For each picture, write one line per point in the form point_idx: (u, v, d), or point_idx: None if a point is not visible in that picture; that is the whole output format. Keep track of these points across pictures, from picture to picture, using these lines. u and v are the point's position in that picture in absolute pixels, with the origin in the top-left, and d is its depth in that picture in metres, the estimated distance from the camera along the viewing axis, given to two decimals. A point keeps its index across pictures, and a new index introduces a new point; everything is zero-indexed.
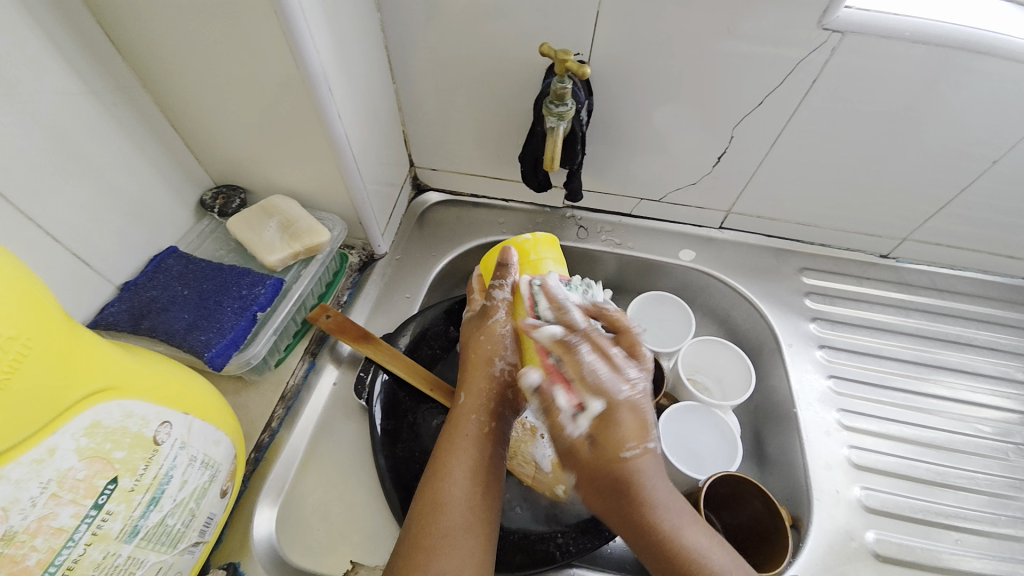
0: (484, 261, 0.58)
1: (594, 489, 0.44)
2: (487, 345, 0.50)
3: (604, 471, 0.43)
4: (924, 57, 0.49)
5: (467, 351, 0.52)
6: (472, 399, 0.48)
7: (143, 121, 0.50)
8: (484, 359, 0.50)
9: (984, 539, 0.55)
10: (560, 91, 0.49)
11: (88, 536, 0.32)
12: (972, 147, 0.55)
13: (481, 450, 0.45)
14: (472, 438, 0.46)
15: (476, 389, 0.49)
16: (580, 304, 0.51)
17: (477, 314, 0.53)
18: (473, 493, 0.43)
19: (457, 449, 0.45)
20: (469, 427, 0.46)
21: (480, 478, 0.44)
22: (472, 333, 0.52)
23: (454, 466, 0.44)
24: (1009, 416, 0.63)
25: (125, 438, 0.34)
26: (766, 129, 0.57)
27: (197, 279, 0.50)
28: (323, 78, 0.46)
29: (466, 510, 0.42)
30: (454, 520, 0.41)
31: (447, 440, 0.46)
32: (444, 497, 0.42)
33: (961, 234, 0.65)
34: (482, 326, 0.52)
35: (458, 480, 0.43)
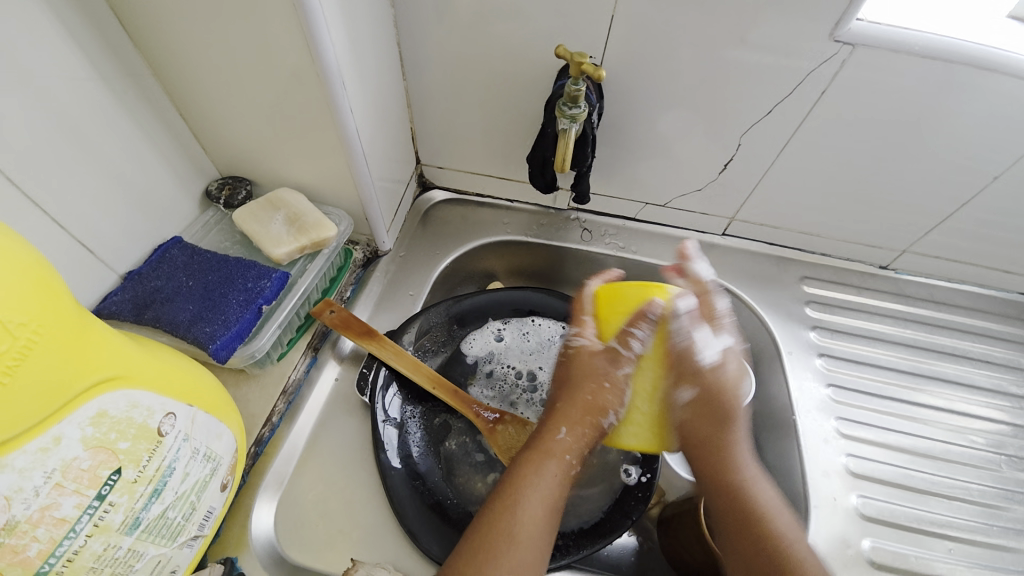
0: (607, 289, 0.51)
1: (705, 420, 0.50)
2: (591, 385, 0.49)
3: (717, 401, 0.51)
4: (932, 72, 0.49)
5: (574, 381, 0.51)
6: (569, 437, 0.47)
7: (152, 109, 0.49)
8: (592, 404, 0.49)
9: (977, 549, 0.56)
10: (574, 94, 0.49)
11: (90, 527, 0.32)
12: (974, 162, 0.56)
13: (561, 489, 0.45)
14: (555, 477, 0.45)
15: (576, 427, 0.48)
16: (682, 308, 0.48)
17: (597, 352, 0.51)
18: (542, 533, 0.43)
19: (537, 483, 0.44)
20: (557, 465, 0.46)
21: (551, 519, 0.43)
22: (588, 370, 0.50)
23: (532, 504, 0.43)
24: (1002, 428, 0.64)
25: (130, 429, 0.33)
26: (773, 138, 0.58)
27: (202, 269, 0.50)
28: (337, 71, 0.46)
29: (533, 549, 0.42)
30: (522, 556, 0.41)
31: (530, 471, 0.45)
32: (518, 532, 0.42)
33: (960, 248, 0.66)
34: (601, 371, 0.50)
35: (532, 516, 0.43)
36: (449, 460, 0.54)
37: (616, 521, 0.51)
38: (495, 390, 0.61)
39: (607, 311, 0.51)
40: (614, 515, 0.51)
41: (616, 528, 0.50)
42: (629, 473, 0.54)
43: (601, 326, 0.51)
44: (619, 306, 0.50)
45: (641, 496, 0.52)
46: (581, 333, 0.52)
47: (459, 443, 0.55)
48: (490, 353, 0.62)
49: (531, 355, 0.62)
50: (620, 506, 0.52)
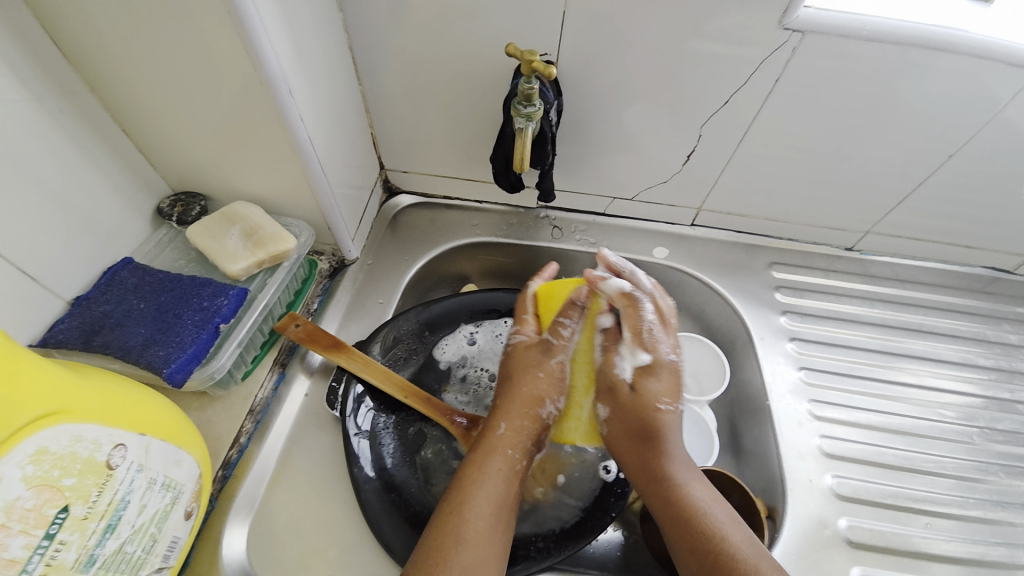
0: (544, 285, 0.57)
1: (627, 443, 0.50)
2: (528, 378, 0.52)
3: (637, 415, 0.50)
4: (882, 54, 0.50)
5: (511, 376, 0.53)
6: (506, 431, 0.49)
7: (92, 126, 0.47)
8: (534, 396, 0.51)
9: (952, 521, 0.57)
10: (528, 92, 0.49)
11: (41, 568, 0.30)
12: (928, 141, 0.57)
13: (506, 484, 0.46)
14: (499, 472, 0.46)
15: (514, 421, 0.50)
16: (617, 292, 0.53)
17: (531, 345, 0.54)
18: (492, 531, 0.43)
19: (481, 482, 0.45)
20: (500, 461, 0.47)
21: (502, 515, 0.44)
22: (528, 363, 0.53)
23: (478, 502, 0.44)
24: (971, 400, 0.65)
25: (76, 463, 0.32)
26: (734, 127, 0.58)
27: (155, 290, 0.48)
28: (283, 80, 0.44)
29: (486, 547, 0.42)
30: (473, 555, 0.41)
31: (473, 471, 0.46)
32: (465, 532, 0.42)
33: (920, 226, 0.67)
34: (541, 362, 0.53)
35: (478, 515, 0.43)
36: (426, 469, 0.53)
37: (596, 518, 0.51)
38: (470, 395, 0.59)
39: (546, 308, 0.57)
40: (595, 512, 0.51)
41: (597, 526, 0.50)
42: (608, 470, 0.54)
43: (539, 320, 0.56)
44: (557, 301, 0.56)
45: (619, 492, 0.52)
46: (520, 330, 0.56)
47: (436, 452, 0.54)
48: (463, 358, 0.61)
49: None
50: (600, 504, 0.51)
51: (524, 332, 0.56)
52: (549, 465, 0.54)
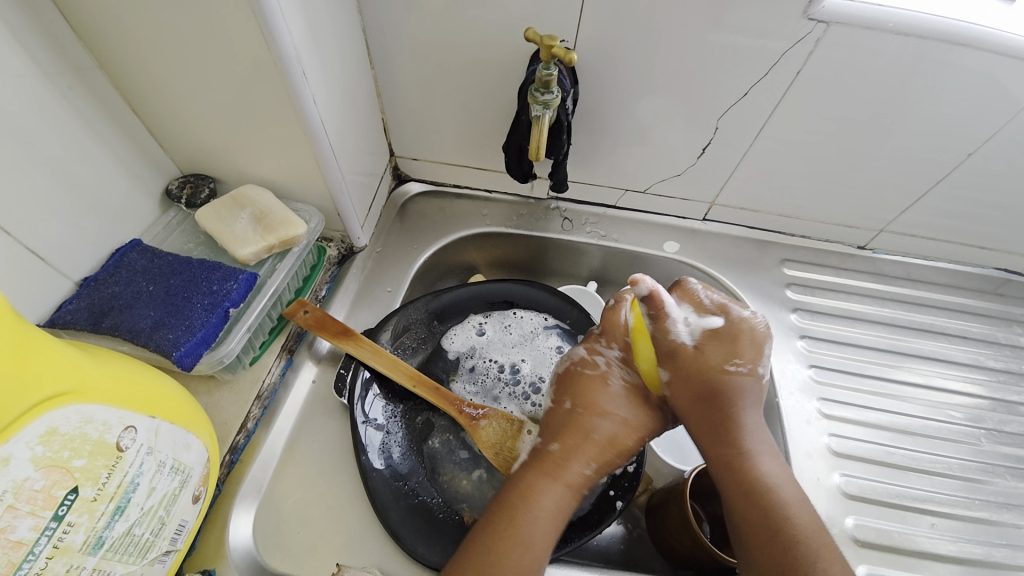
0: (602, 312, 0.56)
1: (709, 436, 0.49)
2: (610, 419, 0.51)
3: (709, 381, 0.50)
4: (906, 49, 0.49)
5: (590, 410, 0.51)
6: (576, 460, 0.48)
7: (101, 105, 0.46)
8: (585, 432, 0.50)
9: (957, 522, 0.57)
10: (546, 79, 0.48)
11: (49, 550, 0.30)
12: (947, 139, 0.56)
13: (556, 504, 0.46)
14: (561, 491, 0.47)
15: (588, 451, 0.49)
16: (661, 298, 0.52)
17: (620, 387, 0.53)
18: (553, 543, 0.44)
19: (546, 498, 0.46)
20: (565, 482, 0.47)
21: (563, 534, 0.45)
22: (605, 400, 0.52)
23: (533, 512, 0.45)
24: (980, 402, 0.65)
25: (85, 445, 0.31)
26: (751, 120, 0.57)
27: (164, 273, 0.47)
28: (297, 61, 0.44)
29: (545, 559, 0.43)
30: (523, 558, 0.42)
31: (536, 485, 0.46)
32: (527, 540, 0.43)
33: (935, 226, 0.66)
34: (597, 405, 0.51)
35: (542, 527, 0.44)
36: (433, 458, 0.53)
37: (603, 511, 0.50)
38: (478, 386, 0.59)
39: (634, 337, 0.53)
40: (601, 505, 0.51)
41: (604, 519, 0.50)
42: None
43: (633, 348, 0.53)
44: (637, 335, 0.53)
45: (627, 486, 0.52)
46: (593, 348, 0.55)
47: (444, 441, 0.54)
48: (471, 348, 0.61)
49: (513, 347, 0.61)
50: (606, 497, 0.51)
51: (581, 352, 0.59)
52: None
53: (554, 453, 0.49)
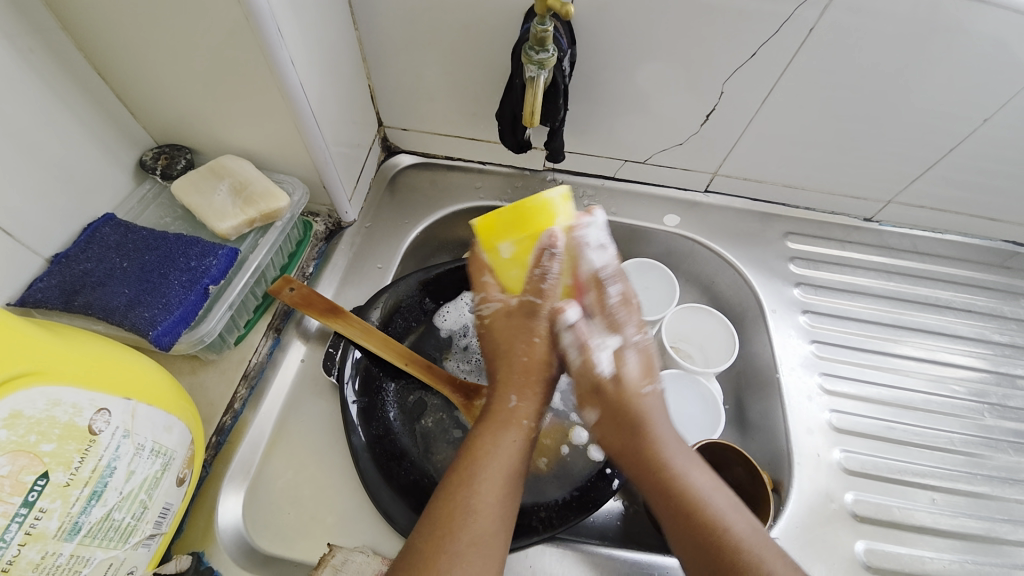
0: (480, 227, 0.45)
1: (612, 429, 0.46)
2: (522, 347, 0.47)
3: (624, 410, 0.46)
4: (929, 7, 0.46)
5: (499, 352, 0.48)
6: (529, 401, 0.45)
7: (66, 69, 0.43)
8: (531, 361, 0.47)
9: (958, 497, 0.57)
10: (541, 36, 0.44)
11: (21, 537, 0.29)
12: (962, 106, 0.53)
13: (522, 457, 0.43)
14: (514, 444, 0.43)
15: (524, 391, 0.46)
16: (591, 266, 0.48)
17: (510, 311, 0.49)
18: (504, 503, 0.40)
19: (494, 454, 0.42)
20: (515, 432, 0.44)
21: (513, 485, 0.41)
22: (509, 333, 0.48)
23: (489, 473, 0.40)
24: (983, 376, 0.64)
25: (53, 429, 0.30)
26: (758, 86, 0.54)
27: (139, 249, 0.45)
28: (271, 18, 0.40)
29: (497, 522, 0.39)
30: (481, 527, 0.38)
31: (486, 442, 0.42)
32: (474, 503, 0.39)
33: (945, 197, 0.64)
34: (528, 331, 0.47)
35: (491, 490, 0.40)
36: (426, 438, 0.52)
37: (600, 489, 0.50)
38: (472, 364, 0.58)
39: (500, 266, 0.47)
40: (598, 483, 0.50)
41: (601, 496, 0.49)
42: None
43: (501, 279, 0.48)
44: (512, 255, 0.46)
45: None
46: (487, 296, 0.50)
47: (437, 421, 0.53)
48: (465, 327, 0.59)
49: None
50: (603, 475, 0.51)
51: (494, 299, 0.49)
52: (555, 435, 0.54)
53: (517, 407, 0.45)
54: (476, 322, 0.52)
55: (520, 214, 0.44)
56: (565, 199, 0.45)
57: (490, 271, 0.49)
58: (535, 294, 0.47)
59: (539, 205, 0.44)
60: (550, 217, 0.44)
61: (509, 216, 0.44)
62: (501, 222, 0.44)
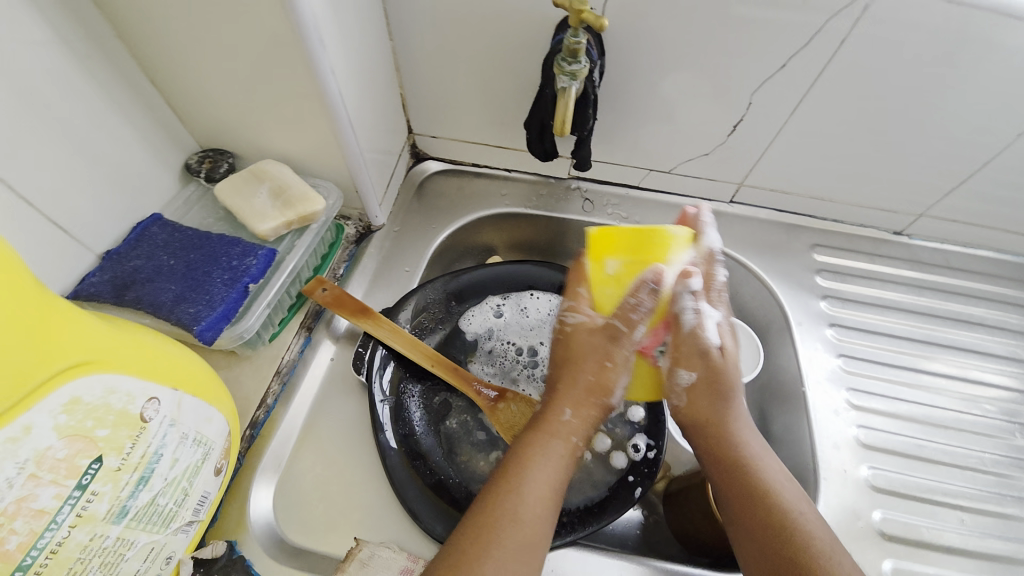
0: (596, 233, 0.44)
1: (708, 393, 0.47)
2: (592, 364, 0.46)
3: (698, 409, 0.47)
4: (964, 19, 0.45)
5: (569, 361, 0.48)
6: (578, 419, 0.45)
7: (120, 76, 0.46)
8: (589, 385, 0.46)
9: (990, 519, 0.55)
10: (574, 47, 0.46)
11: (72, 518, 0.30)
12: (996, 120, 0.53)
13: (565, 472, 0.43)
14: (560, 456, 0.43)
15: (580, 408, 0.46)
16: (709, 245, 0.48)
17: (594, 329, 0.47)
18: (544, 512, 0.40)
19: (541, 465, 0.42)
20: (562, 446, 0.44)
21: (552, 501, 0.41)
22: (587, 349, 0.47)
23: (536, 483, 0.41)
24: (1017, 396, 0.62)
25: (109, 415, 0.32)
26: (787, 97, 0.54)
27: (184, 248, 0.47)
28: (315, 28, 0.42)
29: (539, 530, 0.39)
30: (523, 537, 0.38)
31: (535, 452, 0.42)
32: (519, 512, 0.39)
33: (979, 212, 0.63)
34: (608, 349, 0.46)
35: (536, 498, 0.40)
36: (450, 439, 0.53)
37: (622, 496, 0.50)
38: (496, 367, 0.59)
39: (597, 281, 0.46)
40: (620, 490, 0.51)
41: (623, 503, 0.50)
42: (637, 449, 0.53)
43: (594, 295, 0.47)
44: (616, 273, 0.45)
45: (646, 472, 0.52)
46: (576, 307, 0.49)
47: (461, 422, 0.54)
48: (489, 330, 0.60)
49: (531, 330, 0.60)
50: (626, 482, 0.51)
51: (584, 312, 0.48)
52: None
53: (569, 424, 0.44)
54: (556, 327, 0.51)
55: (641, 238, 0.44)
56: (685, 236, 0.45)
57: (586, 284, 0.48)
58: (625, 321, 0.45)
59: (661, 234, 0.44)
60: (666, 252, 0.44)
61: (629, 237, 0.44)
62: (619, 233, 0.44)
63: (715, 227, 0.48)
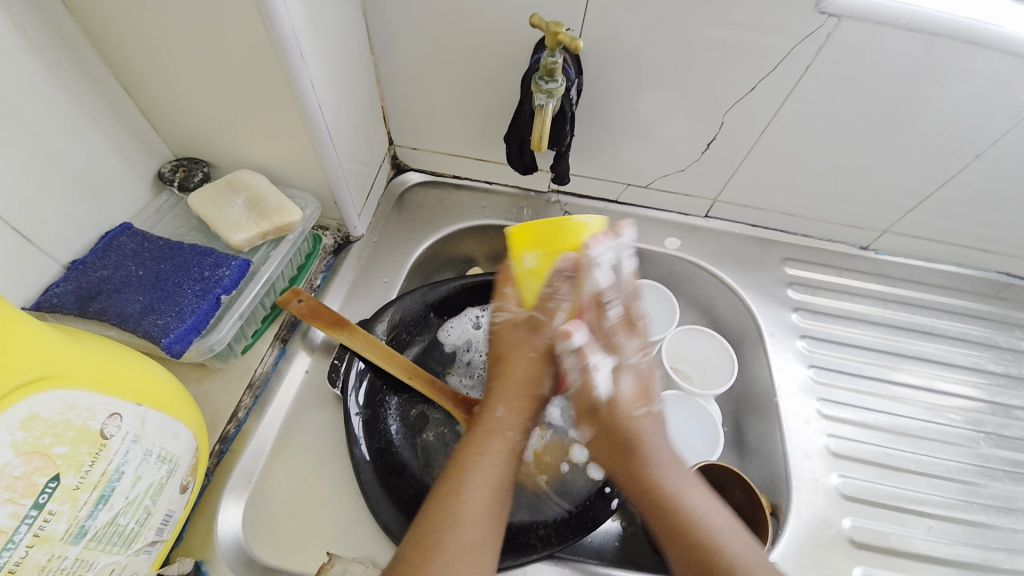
0: (515, 229, 0.47)
1: (607, 450, 0.46)
2: (521, 359, 0.49)
3: (618, 429, 0.46)
4: (917, 48, 0.48)
5: (501, 358, 0.49)
6: (513, 417, 0.46)
7: (92, 83, 0.45)
8: (526, 378, 0.48)
9: (955, 526, 0.57)
10: (551, 67, 0.47)
11: (29, 538, 0.29)
12: (952, 142, 0.55)
13: (506, 468, 0.43)
14: (499, 452, 0.44)
15: (513, 403, 0.47)
16: (597, 287, 0.48)
17: (519, 322, 0.50)
18: (490, 512, 0.41)
19: (479, 464, 0.43)
20: (500, 442, 0.45)
21: (499, 495, 0.42)
22: (515, 343, 0.49)
23: (476, 482, 0.42)
24: (979, 405, 0.64)
25: (68, 431, 0.31)
26: (757, 117, 0.56)
27: (154, 258, 0.46)
28: (294, 41, 0.42)
29: (481, 530, 0.40)
30: (466, 538, 0.39)
31: (473, 452, 0.44)
32: (461, 512, 0.40)
33: (939, 228, 0.66)
34: (529, 341, 0.49)
35: (478, 496, 0.41)
36: (427, 452, 0.53)
37: (598, 508, 0.50)
38: (474, 379, 0.59)
39: (520, 275, 0.49)
40: (596, 502, 0.50)
41: (600, 515, 0.49)
42: None
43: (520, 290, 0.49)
44: (535, 268, 0.48)
45: None
46: (502, 305, 0.50)
47: (438, 435, 0.54)
48: (468, 342, 0.60)
49: None
50: (602, 493, 0.51)
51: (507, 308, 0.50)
52: (554, 453, 0.55)
53: (502, 419, 0.46)
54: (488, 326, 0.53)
55: (554, 228, 0.46)
56: (596, 229, 0.47)
57: (511, 283, 0.50)
58: (543, 311, 0.49)
59: (573, 224, 0.46)
60: (577, 241, 0.46)
61: (543, 230, 0.46)
62: (536, 225, 0.46)
63: (620, 243, 0.48)
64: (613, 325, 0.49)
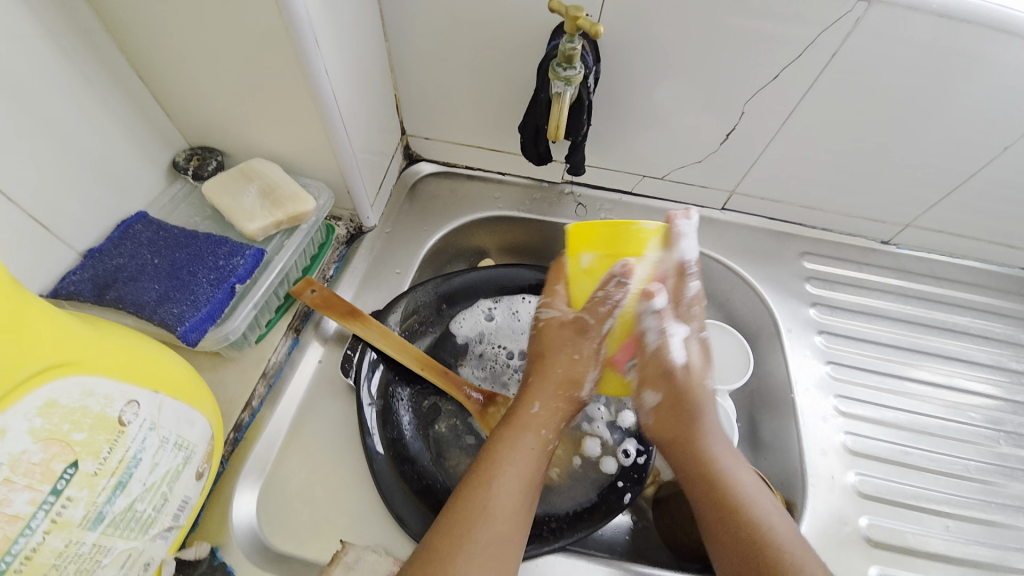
0: (577, 226, 0.46)
1: (673, 414, 0.49)
2: (562, 359, 0.49)
3: (685, 403, 0.49)
4: (950, 35, 0.46)
5: (542, 355, 0.50)
6: (548, 413, 0.47)
7: (106, 70, 0.45)
8: (562, 378, 0.49)
9: (974, 526, 0.56)
10: (569, 53, 0.46)
11: (47, 524, 0.29)
12: (981, 133, 0.53)
13: (537, 464, 0.44)
14: (532, 448, 0.44)
15: (550, 401, 0.47)
16: (681, 257, 0.49)
17: (565, 322, 0.50)
18: (519, 509, 0.41)
19: (514, 458, 0.43)
20: (534, 438, 0.45)
21: (530, 493, 0.42)
22: (557, 340, 0.50)
23: (508, 477, 0.42)
24: (1000, 405, 0.63)
25: (86, 418, 0.31)
26: (779, 106, 0.55)
27: (169, 246, 0.46)
28: (309, 28, 0.42)
29: (510, 523, 0.40)
30: (496, 531, 0.39)
31: (505, 445, 0.44)
32: (493, 506, 0.40)
33: (965, 223, 0.64)
34: (574, 342, 0.49)
35: (508, 491, 0.41)
36: (439, 443, 0.53)
37: (611, 501, 0.50)
38: (486, 371, 0.59)
39: (574, 274, 0.50)
40: (609, 495, 0.50)
41: (613, 508, 0.49)
42: (626, 454, 0.53)
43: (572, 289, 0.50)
44: (591, 266, 0.48)
45: (636, 478, 0.51)
46: (552, 301, 0.52)
47: (450, 427, 0.54)
48: (480, 334, 0.60)
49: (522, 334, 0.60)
50: (614, 487, 0.51)
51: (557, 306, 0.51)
52: (565, 446, 0.55)
53: (538, 416, 0.46)
54: (533, 322, 0.54)
55: (617, 232, 0.46)
56: (660, 230, 0.47)
57: (564, 282, 0.52)
58: (592, 312, 0.49)
59: (636, 229, 0.46)
60: (638, 248, 0.46)
61: (605, 231, 0.46)
62: (603, 226, 0.46)
63: (689, 237, 0.48)
64: (688, 303, 0.51)
